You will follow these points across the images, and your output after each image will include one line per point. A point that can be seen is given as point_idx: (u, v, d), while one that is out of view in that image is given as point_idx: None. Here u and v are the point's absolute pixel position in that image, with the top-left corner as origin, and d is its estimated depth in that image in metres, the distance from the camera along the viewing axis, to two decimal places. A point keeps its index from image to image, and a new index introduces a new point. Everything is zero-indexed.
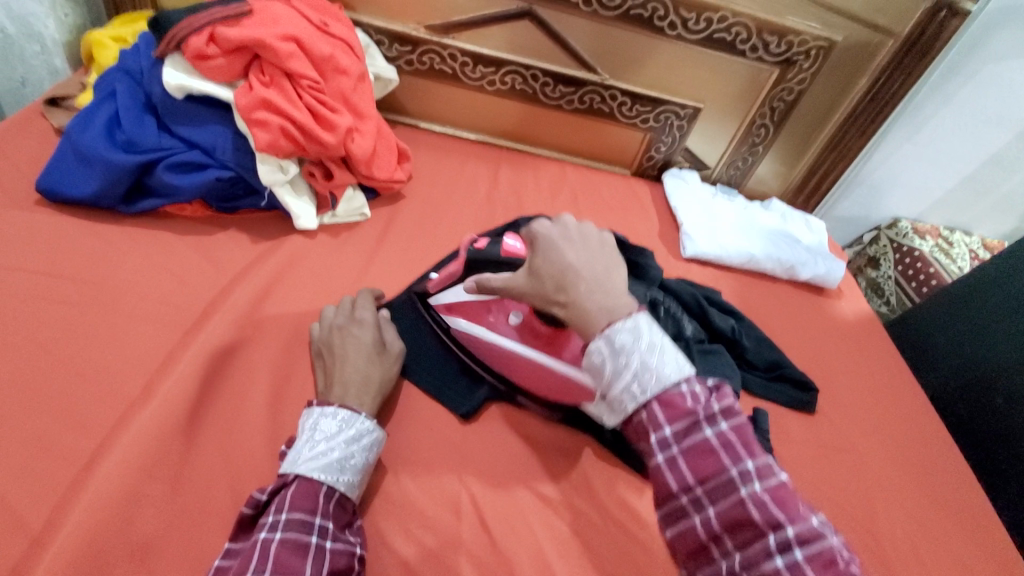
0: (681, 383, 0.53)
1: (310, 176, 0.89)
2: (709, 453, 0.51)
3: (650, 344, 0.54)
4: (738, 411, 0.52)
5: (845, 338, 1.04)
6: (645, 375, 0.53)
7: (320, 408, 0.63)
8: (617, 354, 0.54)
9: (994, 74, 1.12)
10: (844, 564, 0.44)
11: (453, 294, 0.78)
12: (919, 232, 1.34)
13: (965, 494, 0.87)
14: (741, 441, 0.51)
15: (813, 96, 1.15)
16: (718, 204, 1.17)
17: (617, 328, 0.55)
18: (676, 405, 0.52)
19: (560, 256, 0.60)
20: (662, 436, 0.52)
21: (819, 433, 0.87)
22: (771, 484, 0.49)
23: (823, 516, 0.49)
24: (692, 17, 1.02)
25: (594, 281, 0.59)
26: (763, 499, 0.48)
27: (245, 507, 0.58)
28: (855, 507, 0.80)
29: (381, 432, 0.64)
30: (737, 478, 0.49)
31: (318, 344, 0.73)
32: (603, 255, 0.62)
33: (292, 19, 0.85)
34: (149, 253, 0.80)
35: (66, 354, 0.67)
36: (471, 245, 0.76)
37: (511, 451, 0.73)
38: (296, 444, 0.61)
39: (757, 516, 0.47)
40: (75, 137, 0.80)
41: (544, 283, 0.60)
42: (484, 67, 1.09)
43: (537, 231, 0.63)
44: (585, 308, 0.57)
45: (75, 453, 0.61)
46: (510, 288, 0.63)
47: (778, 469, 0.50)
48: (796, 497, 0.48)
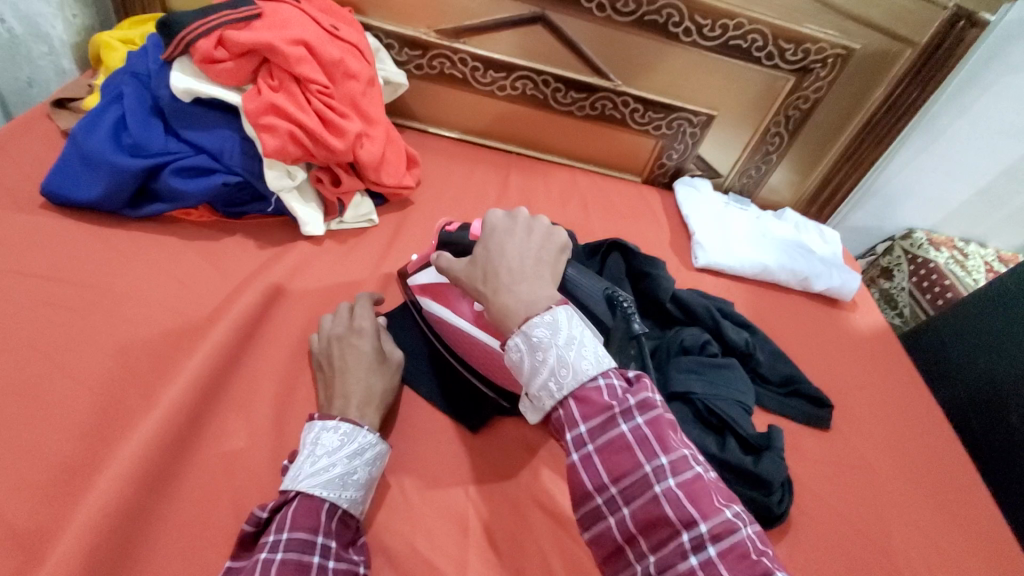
0: (598, 377, 0.51)
1: (318, 181, 0.88)
2: (624, 450, 0.48)
3: (568, 338, 0.52)
4: (655, 404, 0.49)
5: (860, 352, 1.02)
6: (562, 371, 0.51)
7: (320, 422, 0.61)
8: (535, 350, 0.52)
9: (1013, 86, 1.09)
10: (755, 556, 0.43)
11: (424, 275, 0.77)
12: (934, 243, 1.31)
13: (985, 516, 0.84)
14: (658, 435, 0.48)
15: (828, 105, 1.13)
16: (730, 213, 1.15)
17: (535, 323, 0.53)
18: (592, 401, 0.50)
19: (499, 247, 0.59)
20: (577, 435, 0.49)
21: (835, 450, 0.85)
22: (685, 478, 0.47)
23: (737, 506, 0.47)
24: (707, 23, 1.00)
25: (520, 276, 0.57)
26: (677, 495, 0.46)
27: (245, 525, 0.55)
28: (873, 528, 0.77)
29: (384, 445, 0.62)
30: (652, 475, 0.47)
31: (317, 356, 0.71)
32: (539, 251, 0.61)
33: (303, 22, 0.84)
34: (154, 258, 0.79)
35: (68, 361, 0.66)
36: (444, 228, 0.76)
37: (520, 466, 0.71)
38: (297, 460, 0.59)
39: (670, 514, 0.45)
40: (79, 140, 0.79)
41: (477, 270, 0.60)
42: (495, 72, 1.08)
43: (488, 220, 0.63)
44: (506, 298, 0.56)
45: (74, 463, 0.59)
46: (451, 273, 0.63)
47: (693, 462, 0.48)
48: (710, 490, 0.46)
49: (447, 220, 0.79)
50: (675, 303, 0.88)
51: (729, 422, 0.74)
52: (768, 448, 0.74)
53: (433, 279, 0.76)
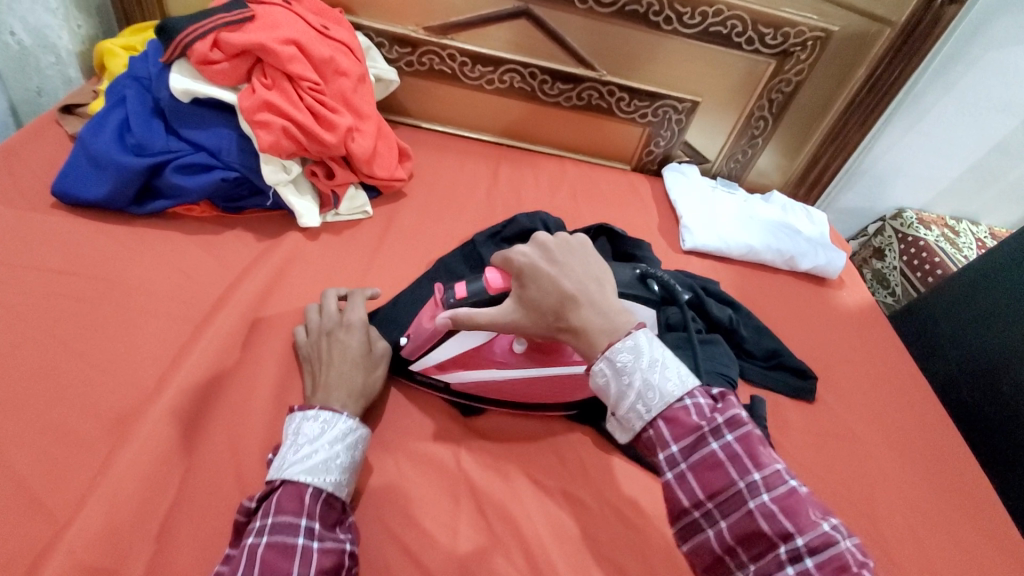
0: (684, 397, 0.53)
1: (312, 175, 0.92)
2: (717, 467, 0.50)
3: (652, 361, 0.54)
4: (744, 420, 0.51)
5: (847, 328, 1.04)
6: (649, 394, 0.53)
7: (301, 412, 0.64)
8: (620, 374, 0.54)
9: (996, 61, 1.11)
10: (857, 568, 0.44)
11: (440, 353, 0.72)
12: (924, 221, 1.32)
13: (969, 482, 0.86)
14: (749, 451, 0.50)
15: (812, 87, 1.15)
16: (719, 198, 1.18)
17: (618, 348, 0.55)
18: (681, 421, 0.52)
19: (555, 286, 0.59)
20: (669, 454, 0.51)
21: (820, 421, 0.87)
22: (780, 493, 0.48)
23: (835, 518, 0.48)
24: (687, 11, 1.03)
25: (590, 304, 0.59)
26: (772, 510, 0.47)
27: (237, 515, 0.59)
28: (855, 494, 0.80)
29: (365, 430, 0.65)
30: (746, 491, 0.49)
31: (305, 353, 0.74)
32: (588, 271, 0.62)
33: (293, 22, 0.87)
34: (160, 252, 0.83)
35: (81, 349, 0.70)
36: (448, 297, 0.68)
37: (511, 439, 0.75)
38: (282, 449, 0.62)
39: (767, 528, 0.47)
40: (87, 142, 0.83)
41: (544, 314, 0.60)
42: (483, 66, 1.11)
43: (520, 260, 0.62)
44: (592, 335, 0.57)
45: (88, 442, 0.63)
46: (504, 321, 0.62)
47: (787, 476, 0.49)
48: (806, 503, 0.48)
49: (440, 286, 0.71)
50: None
51: None
52: (752, 417, 0.80)
53: (457, 348, 0.71)
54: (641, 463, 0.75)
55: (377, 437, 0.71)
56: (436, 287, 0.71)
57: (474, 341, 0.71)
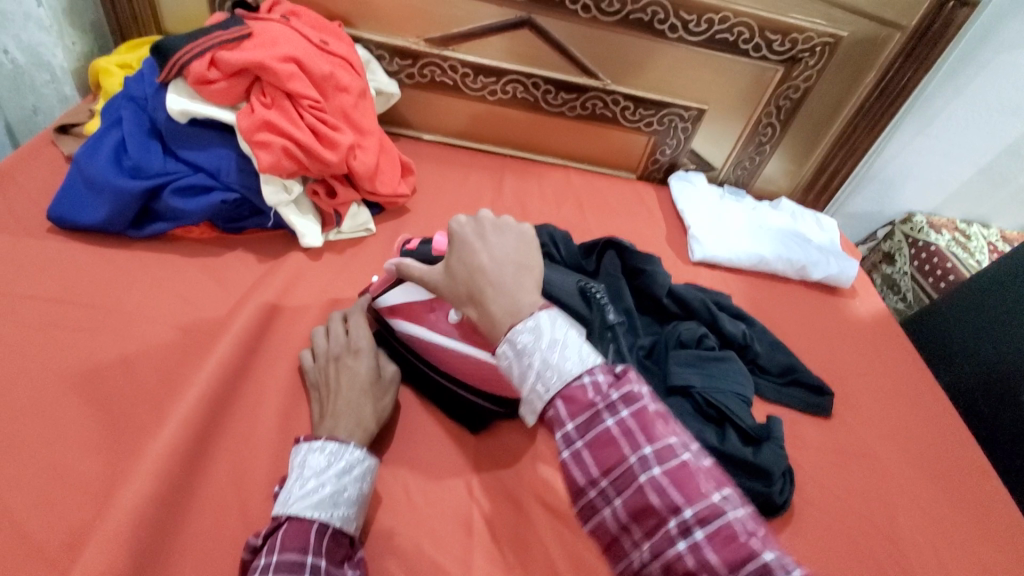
0: (582, 374, 0.48)
1: (314, 195, 0.90)
2: (611, 443, 0.45)
3: (552, 340, 0.50)
4: (640, 394, 0.47)
5: (862, 339, 1.02)
6: (547, 373, 0.49)
7: (306, 444, 0.62)
8: (521, 356, 0.50)
9: (1007, 63, 1.09)
10: (746, 539, 0.41)
11: (391, 297, 0.77)
12: (935, 226, 1.30)
13: (993, 498, 0.84)
14: (643, 426, 0.45)
15: (820, 93, 1.13)
16: (725, 207, 1.16)
17: (518, 330, 0.51)
18: (576, 398, 0.47)
19: (472, 257, 0.58)
20: (564, 432, 0.47)
21: (838, 438, 0.85)
22: (671, 465, 0.44)
23: (729, 487, 0.45)
24: (693, 18, 1.01)
25: (500, 283, 0.56)
26: (662, 483, 0.43)
27: (243, 552, 0.57)
28: (876, 514, 0.77)
29: (372, 460, 0.63)
30: (637, 466, 0.44)
31: (312, 379, 0.72)
32: (517, 255, 0.60)
33: (292, 39, 0.85)
34: (159, 276, 0.81)
35: (81, 380, 0.68)
36: (406, 246, 0.78)
37: (523, 464, 0.73)
38: (287, 483, 0.60)
39: (657, 503, 0.43)
40: (83, 165, 0.81)
41: (458, 285, 0.59)
42: (485, 77, 1.09)
43: (452, 228, 0.62)
44: (490, 313, 0.55)
45: (88, 479, 0.61)
46: (431, 284, 0.64)
47: (682, 448, 0.45)
48: (697, 475, 0.44)
49: (406, 240, 0.81)
50: (671, 298, 0.88)
51: (728, 415, 0.74)
52: (767, 438, 0.75)
53: (405, 297, 0.76)
54: None
55: (385, 465, 0.69)
56: (400, 240, 0.81)
57: (417, 296, 0.75)
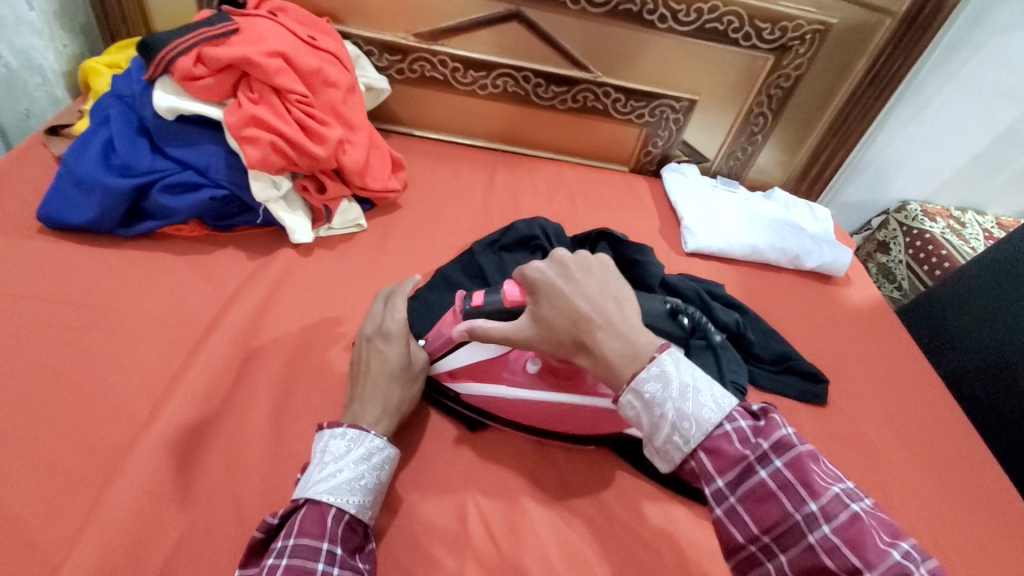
0: (724, 423, 0.51)
1: (304, 190, 0.90)
2: (769, 498, 0.47)
3: (682, 388, 0.52)
4: (791, 443, 0.49)
5: (856, 326, 1.01)
6: (686, 425, 0.51)
7: (329, 430, 0.61)
8: (651, 406, 0.52)
9: (999, 48, 1.09)
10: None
11: (457, 358, 0.71)
12: (929, 213, 1.30)
13: (988, 482, 0.84)
14: (802, 479, 0.47)
15: (811, 81, 1.13)
16: (719, 197, 1.15)
17: (643, 379, 0.52)
18: (723, 452, 0.50)
19: (570, 305, 0.56)
20: (716, 488, 0.50)
21: (832, 424, 0.85)
22: (840, 522, 0.44)
23: (907, 540, 0.44)
24: (682, 8, 1.01)
25: (609, 326, 0.55)
26: (834, 542, 0.44)
27: (257, 531, 0.57)
28: (872, 500, 0.77)
29: (392, 449, 0.63)
30: (803, 523, 0.46)
31: (350, 359, 0.72)
32: (611, 289, 0.58)
33: (279, 34, 0.85)
34: (150, 275, 0.81)
35: (70, 379, 0.68)
36: (464, 300, 0.69)
37: (517, 456, 0.73)
38: (308, 467, 0.60)
39: (831, 563, 0.44)
40: (72, 165, 0.81)
41: (559, 335, 0.57)
42: (475, 71, 1.09)
43: (531, 275, 0.60)
44: (607, 360, 0.54)
45: (79, 475, 0.61)
46: (511, 338, 0.60)
47: (847, 500, 0.46)
48: (870, 529, 0.44)
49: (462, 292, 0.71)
50: (664, 289, 0.89)
51: None
52: None
53: (473, 356, 0.71)
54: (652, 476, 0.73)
55: None
56: (455, 297, 0.71)
57: (487, 354, 0.70)
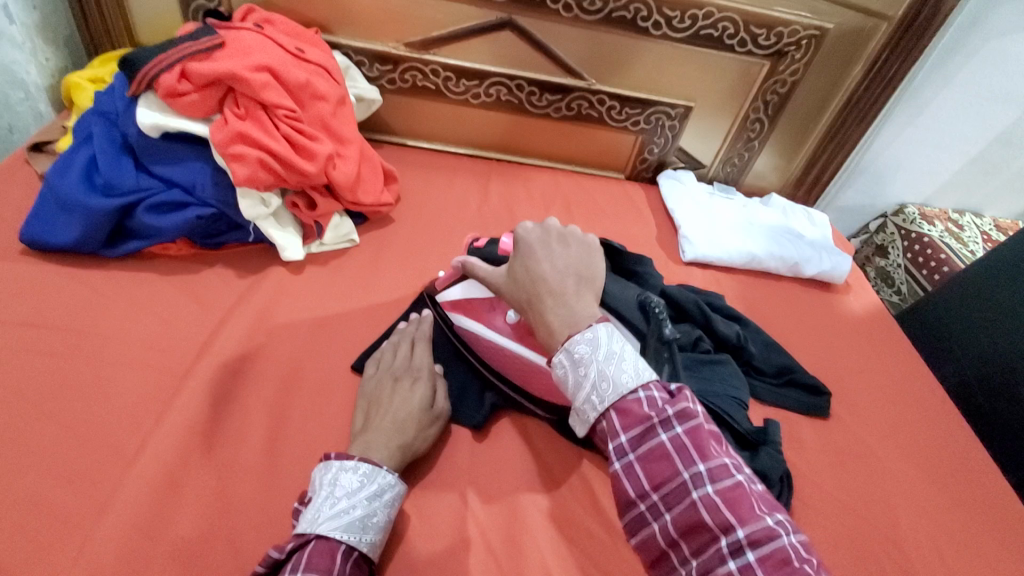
0: (638, 391, 0.52)
1: (293, 206, 0.88)
2: (663, 459, 0.49)
3: (608, 353, 0.54)
4: (694, 414, 0.51)
5: (857, 335, 1.00)
6: (603, 385, 0.52)
7: (338, 462, 0.60)
8: (577, 365, 0.54)
9: (995, 52, 1.08)
10: (797, 563, 0.43)
11: (456, 292, 0.78)
12: (927, 217, 1.29)
13: (996, 495, 0.82)
14: (697, 444, 0.49)
15: (807, 86, 1.12)
16: (716, 204, 1.14)
17: (576, 341, 0.55)
18: (632, 412, 0.51)
19: (536, 267, 0.62)
20: (618, 444, 0.51)
21: (837, 438, 0.83)
22: (724, 485, 0.47)
23: (779, 513, 0.48)
24: (676, 15, 0.99)
25: (559, 295, 0.60)
26: (715, 501, 0.47)
27: (259, 564, 0.53)
28: (878, 515, 0.76)
29: (401, 487, 0.62)
30: (690, 482, 0.48)
31: (365, 390, 0.72)
32: (577, 267, 0.63)
33: (266, 48, 0.83)
34: (136, 296, 0.79)
35: (54, 409, 0.66)
36: (471, 244, 0.81)
37: (517, 479, 0.70)
38: (315, 500, 0.57)
39: (709, 520, 0.46)
40: (54, 184, 0.79)
41: (519, 292, 0.63)
42: (468, 80, 1.07)
43: (521, 235, 0.65)
44: (547, 321, 0.59)
45: (63, 510, 0.59)
46: (493, 282, 0.69)
47: (733, 470, 0.49)
48: (748, 497, 0.47)
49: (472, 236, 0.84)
50: (664, 298, 0.86)
51: (725, 417, 0.71)
52: (765, 441, 0.73)
53: (468, 293, 0.77)
54: None
55: None
56: (470, 237, 0.83)
57: (480, 294, 0.76)
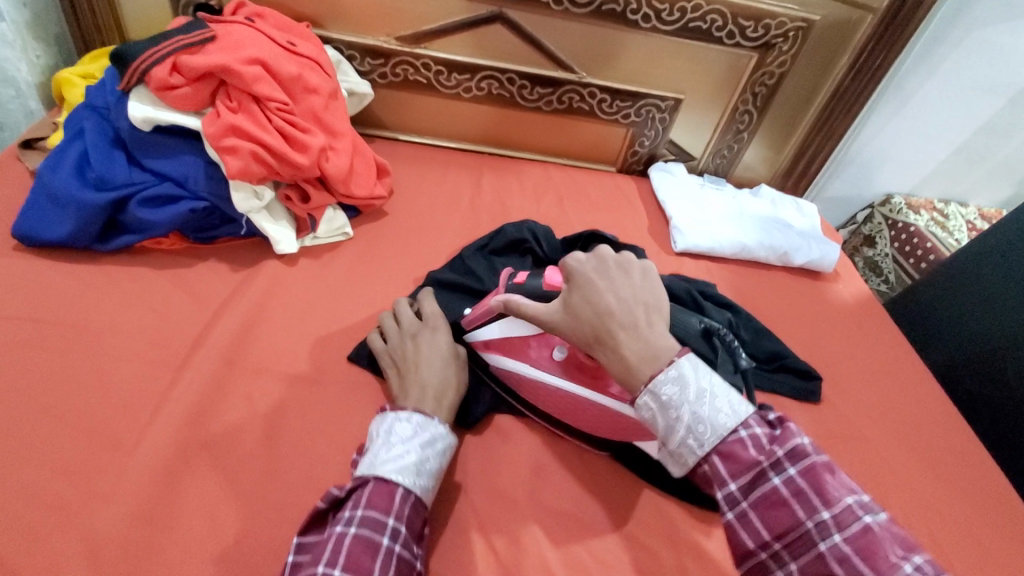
0: (739, 430, 0.50)
1: (286, 200, 0.88)
2: (780, 505, 0.47)
3: (699, 392, 0.50)
4: (805, 452, 0.48)
5: (846, 322, 1.02)
6: (700, 428, 0.50)
7: (394, 414, 0.63)
8: (666, 409, 0.51)
9: (978, 42, 1.10)
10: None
11: (493, 331, 0.74)
12: (913, 206, 1.31)
13: (981, 475, 0.84)
14: (814, 486, 0.46)
15: (795, 78, 1.14)
16: (707, 195, 1.16)
17: (661, 381, 0.51)
18: (737, 457, 0.49)
19: (600, 298, 0.56)
20: (728, 492, 0.49)
21: (827, 422, 0.85)
22: (853, 531, 0.44)
23: (922, 556, 0.43)
24: (665, 8, 1.00)
25: (632, 326, 0.55)
26: (845, 551, 0.43)
27: (320, 501, 0.57)
28: (866, 494, 0.78)
29: (452, 438, 0.64)
30: (814, 531, 0.45)
31: (387, 352, 0.73)
32: (642, 293, 0.58)
33: (257, 41, 0.83)
34: (130, 291, 0.79)
35: (49, 402, 0.66)
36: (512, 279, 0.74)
37: (514, 465, 0.71)
38: (373, 447, 0.60)
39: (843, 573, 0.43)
40: (46, 180, 0.78)
41: (582, 325, 0.57)
42: (459, 74, 1.08)
43: (572, 266, 0.59)
44: (626, 358, 0.53)
45: (61, 502, 0.59)
46: (541, 318, 0.61)
47: (861, 512, 0.45)
48: (886, 542, 0.43)
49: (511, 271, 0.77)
50: None
51: None
52: None
53: (505, 332, 0.74)
54: (651, 480, 0.72)
55: None
56: (501, 274, 0.77)
57: (519, 333, 0.73)
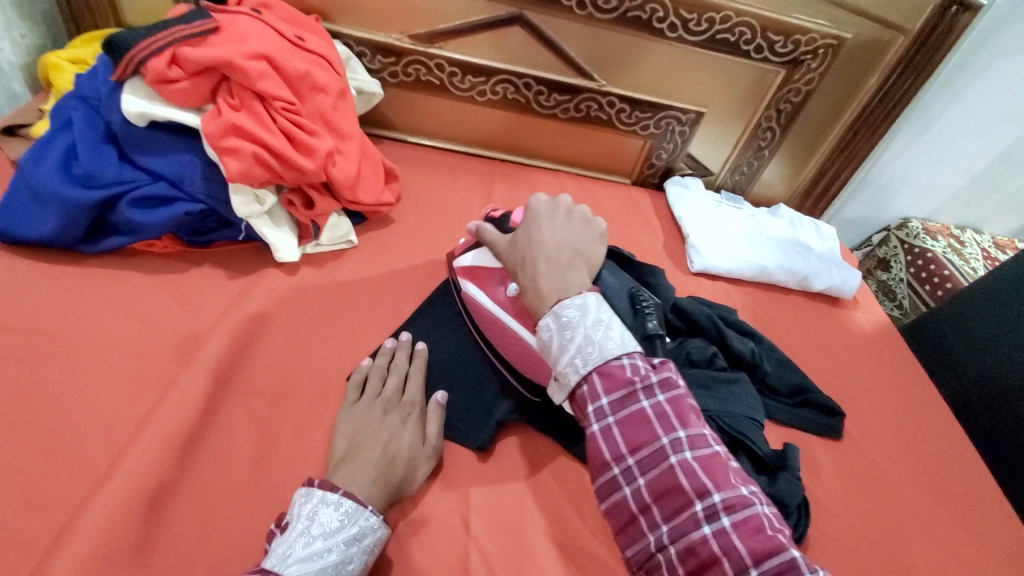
0: (622, 356, 0.50)
1: (289, 205, 0.83)
2: (644, 423, 0.48)
3: (597, 320, 0.52)
4: (677, 383, 0.49)
5: (865, 351, 0.99)
6: (588, 349, 0.51)
7: (320, 493, 0.55)
8: (563, 329, 0.53)
9: (1005, 71, 1.07)
10: (771, 533, 0.43)
11: (468, 257, 0.76)
12: (930, 232, 1.28)
13: (1005, 522, 0.80)
14: (678, 412, 0.48)
15: (820, 96, 1.10)
16: (725, 213, 1.12)
17: (565, 305, 0.54)
18: (614, 376, 0.49)
19: (538, 233, 0.62)
20: (598, 407, 0.49)
21: (848, 461, 0.81)
22: (702, 453, 0.47)
23: (750, 485, 0.48)
24: (693, 18, 0.96)
25: (552, 261, 0.59)
26: (693, 467, 0.46)
27: None
28: (889, 541, 0.74)
29: (384, 530, 0.56)
30: (668, 447, 0.47)
31: (349, 418, 0.66)
32: (580, 241, 0.64)
33: (263, 34, 0.78)
34: (115, 297, 0.74)
35: (21, 419, 0.61)
36: (488, 215, 0.79)
37: (522, 497, 0.67)
38: (288, 535, 0.52)
39: (685, 484, 0.46)
40: (26, 173, 0.73)
41: (517, 254, 0.64)
42: (474, 77, 1.03)
43: (532, 205, 0.67)
44: (539, 283, 0.58)
45: (27, 532, 0.54)
46: (495, 246, 0.69)
47: (710, 441, 0.48)
48: (726, 466, 0.47)
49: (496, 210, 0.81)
50: (676, 311, 0.84)
51: (744, 441, 0.69)
52: (784, 467, 0.71)
53: (476, 261, 0.75)
54: None
55: None
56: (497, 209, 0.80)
57: (487, 263, 0.74)
